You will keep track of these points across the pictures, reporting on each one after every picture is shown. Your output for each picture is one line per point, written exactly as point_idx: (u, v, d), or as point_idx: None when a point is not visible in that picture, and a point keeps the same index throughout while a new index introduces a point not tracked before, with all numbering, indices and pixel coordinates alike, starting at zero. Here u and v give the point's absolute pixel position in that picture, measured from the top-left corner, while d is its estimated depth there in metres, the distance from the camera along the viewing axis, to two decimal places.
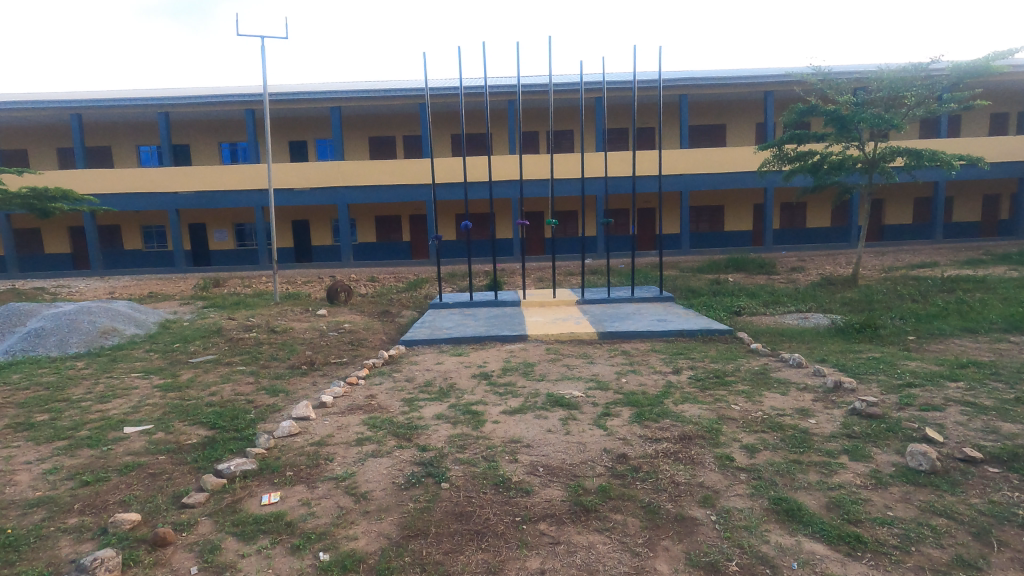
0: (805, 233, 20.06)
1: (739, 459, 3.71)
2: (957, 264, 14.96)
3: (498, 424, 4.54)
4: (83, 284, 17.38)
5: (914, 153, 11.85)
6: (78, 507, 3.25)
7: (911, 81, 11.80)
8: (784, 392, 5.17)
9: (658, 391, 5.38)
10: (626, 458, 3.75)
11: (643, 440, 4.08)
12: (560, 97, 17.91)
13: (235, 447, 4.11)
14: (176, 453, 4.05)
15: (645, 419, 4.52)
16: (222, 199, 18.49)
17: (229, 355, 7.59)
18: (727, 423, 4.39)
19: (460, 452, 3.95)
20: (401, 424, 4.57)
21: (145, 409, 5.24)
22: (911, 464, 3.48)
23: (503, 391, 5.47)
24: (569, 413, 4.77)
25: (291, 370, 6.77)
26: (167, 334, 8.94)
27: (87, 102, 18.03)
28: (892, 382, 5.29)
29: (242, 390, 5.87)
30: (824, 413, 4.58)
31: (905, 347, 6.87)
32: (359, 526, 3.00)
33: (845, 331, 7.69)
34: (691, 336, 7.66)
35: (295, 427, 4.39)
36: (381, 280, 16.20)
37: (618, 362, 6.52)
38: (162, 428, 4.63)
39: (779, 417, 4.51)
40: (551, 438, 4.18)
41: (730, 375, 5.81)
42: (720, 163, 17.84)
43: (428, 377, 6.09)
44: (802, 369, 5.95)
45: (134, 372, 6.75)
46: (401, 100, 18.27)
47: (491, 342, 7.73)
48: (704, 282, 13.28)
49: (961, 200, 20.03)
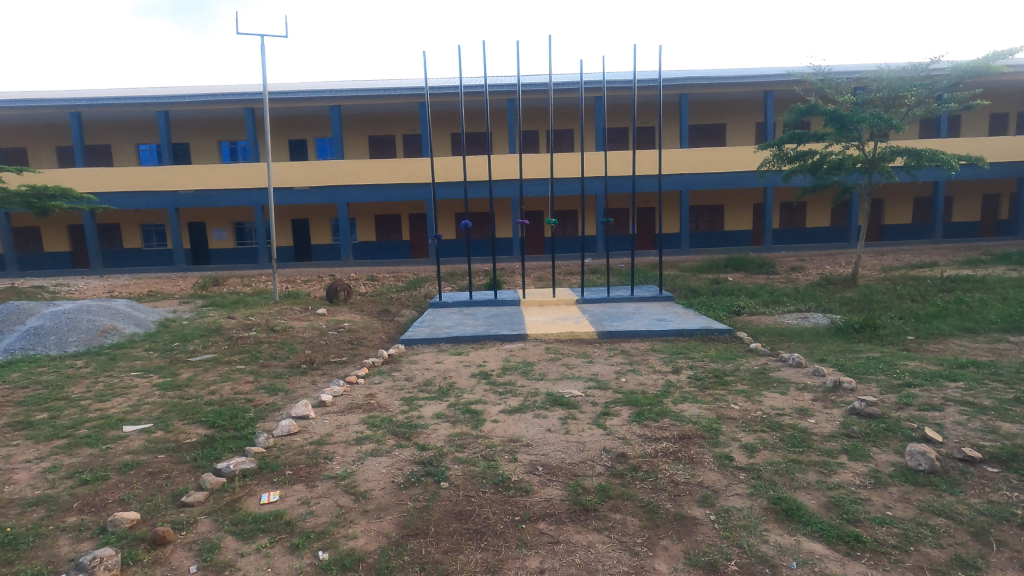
0: (805, 233, 20.06)
1: (738, 458, 3.71)
2: (957, 264, 14.97)
3: (498, 423, 4.54)
4: (82, 283, 17.36)
5: (914, 153, 11.85)
6: (78, 506, 3.25)
7: (911, 81, 11.78)
8: (784, 392, 5.17)
9: (658, 390, 5.38)
10: (625, 458, 3.74)
11: (643, 440, 4.08)
12: (560, 96, 17.90)
13: (235, 445, 4.11)
14: (175, 452, 4.05)
15: (645, 418, 4.52)
16: (222, 198, 18.48)
17: (228, 354, 7.58)
18: (727, 423, 4.39)
19: (459, 451, 3.95)
20: (400, 423, 4.56)
21: (144, 408, 5.23)
22: (911, 464, 3.48)
23: (502, 390, 5.47)
24: (569, 412, 4.77)
25: (290, 369, 6.77)
26: (167, 333, 8.93)
27: (86, 100, 18.01)
28: (891, 381, 5.29)
29: (242, 389, 5.86)
30: (823, 412, 4.58)
31: (905, 347, 6.87)
32: (358, 525, 3.00)
33: (845, 331, 7.69)
34: (691, 336, 7.66)
35: (295, 426, 4.39)
36: (381, 279, 16.19)
37: (618, 362, 6.51)
38: (161, 427, 4.62)
39: (778, 417, 4.51)
40: (551, 437, 4.18)
41: (730, 374, 5.81)
42: (719, 163, 17.84)
43: (428, 376, 6.09)
44: (801, 369, 5.95)
45: (133, 371, 6.74)
46: (401, 99, 18.25)
47: (491, 341, 7.72)
48: (704, 282, 13.28)
49: (961, 200, 20.04)
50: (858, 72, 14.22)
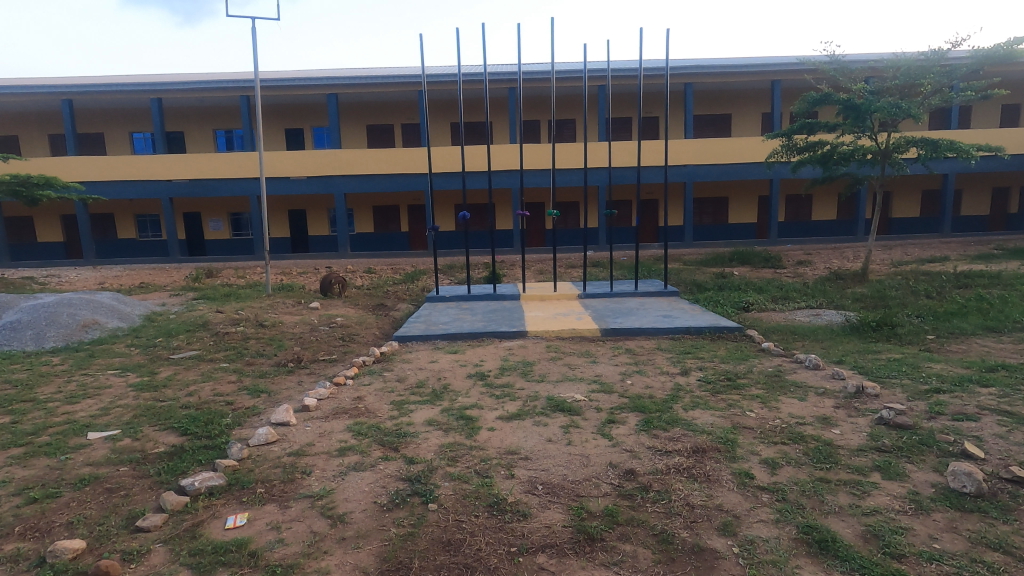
0: (810, 226, 19.65)
1: (759, 476, 3.35)
2: (968, 259, 14.56)
3: (494, 432, 4.19)
4: (75, 274, 17.05)
5: (930, 143, 11.35)
6: (19, 531, 2.89)
7: (929, 68, 11.33)
8: (803, 397, 4.80)
9: (666, 394, 5.02)
10: (634, 475, 3.38)
11: (652, 453, 3.72)
12: (562, 85, 17.48)
13: (204, 457, 3.73)
14: (139, 464, 3.69)
15: (653, 427, 4.16)
16: (217, 187, 18.08)
17: (213, 351, 7.21)
18: (744, 433, 4.03)
19: (451, 465, 3.59)
20: (389, 431, 4.22)
21: (115, 411, 4.89)
22: (953, 485, 3.11)
23: (500, 394, 5.12)
24: (571, 419, 4.41)
25: (277, 368, 6.42)
26: (152, 328, 8.56)
27: (77, 87, 17.61)
28: (917, 387, 4.92)
29: (223, 391, 5.51)
30: (848, 422, 4.20)
31: (925, 348, 6.50)
32: (332, 557, 2.64)
33: (861, 329, 7.31)
34: (698, 334, 7.28)
35: (272, 434, 4.04)
36: (379, 271, 15.82)
37: (622, 362, 6.14)
38: (129, 433, 4.28)
39: (799, 426, 4.14)
40: (553, 448, 3.83)
41: (743, 377, 5.44)
42: (725, 153, 17.42)
43: (421, 377, 5.72)
44: (819, 371, 5.57)
45: (109, 369, 6.37)
46: (401, 86, 17.84)
47: (488, 339, 7.35)
48: (711, 276, 12.86)
49: (969, 192, 19.61)
50: (871, 61, 13.73)
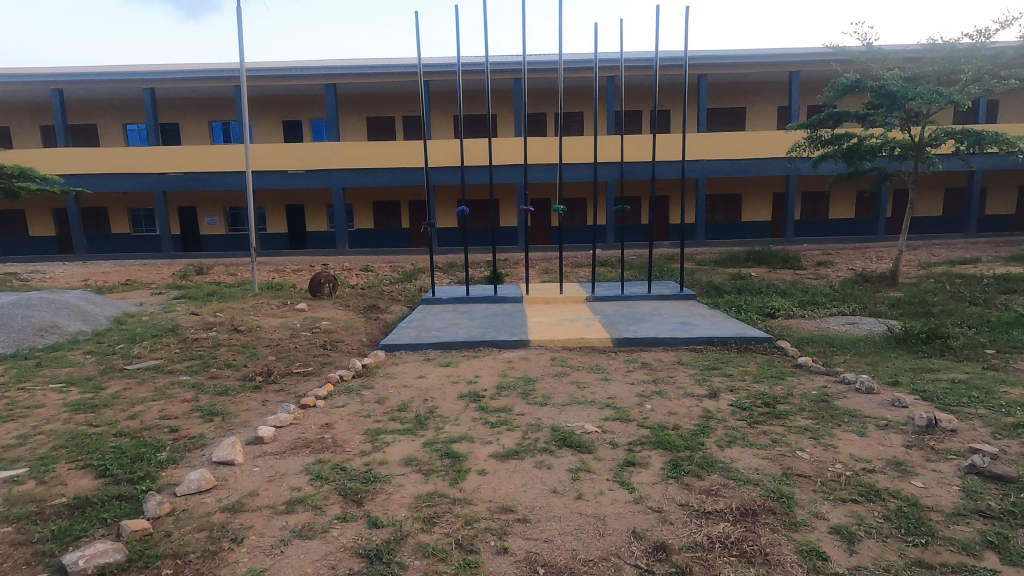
0: (827, 225, 18.74)
1: (835, 557, 2.51)
2: (1002, 261, 13.65)
3: (486, 477, 3.35)
4: (61, 270, 16.35)
5: (972, 135, 10.37)
6: None
7: (973, 54, 10.33)
8: (862, 433, 3.93)
9: (695, 425, 4.18)
10: (667, 552, 2.55)
11: (689, 516, 2.87)
12: (569, 76, 16.59)
13: (112, 514, 2.92)
14: (28, 523, 2.87)
15: (684, 473, 3.32)
16: (211, 180, 17.33)
17: (176, 361, 6.39)
18: (799, 484, 3.19)
19: (426, 531, 2.76)
20: (355, 475, 3.39)
21: (35, 440, 4.08)
22: None
23: (495, 422, 4.27)
24: (582, 460, 3.58)
25: (242, 383, 5.59)
26: (117, 332, 7.75)
27: (66, 76, 16.88)
28: (1000, 420, 4.06)
29: (172, 413, 4.68)
30: (928, 469, 3.34)
31: (989, 366, 5.61)
32: None
33: (908, 342, 6.41)
34: (723, 345, 6.43)
35: (207, 480, 3.23)
36: (376, 269, 15.02)
37: (639, 380, 5.28)
38: (36, 473, 3.47)
39: (867, 475, 3.29)
40: (558, 505, 2.99)
41: (784, 403, 4.56)
42: (743, 147, 16.52)
43: (403, 398, 4.87)
44: (874, 397, 4.69)
45: (52, 383, 5.56)
46: (403, 77, 17.04)
47: (486, 349, 6.51)
48: (727, 278, 11.96)
49: (996, 191, 18.62)
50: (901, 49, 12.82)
